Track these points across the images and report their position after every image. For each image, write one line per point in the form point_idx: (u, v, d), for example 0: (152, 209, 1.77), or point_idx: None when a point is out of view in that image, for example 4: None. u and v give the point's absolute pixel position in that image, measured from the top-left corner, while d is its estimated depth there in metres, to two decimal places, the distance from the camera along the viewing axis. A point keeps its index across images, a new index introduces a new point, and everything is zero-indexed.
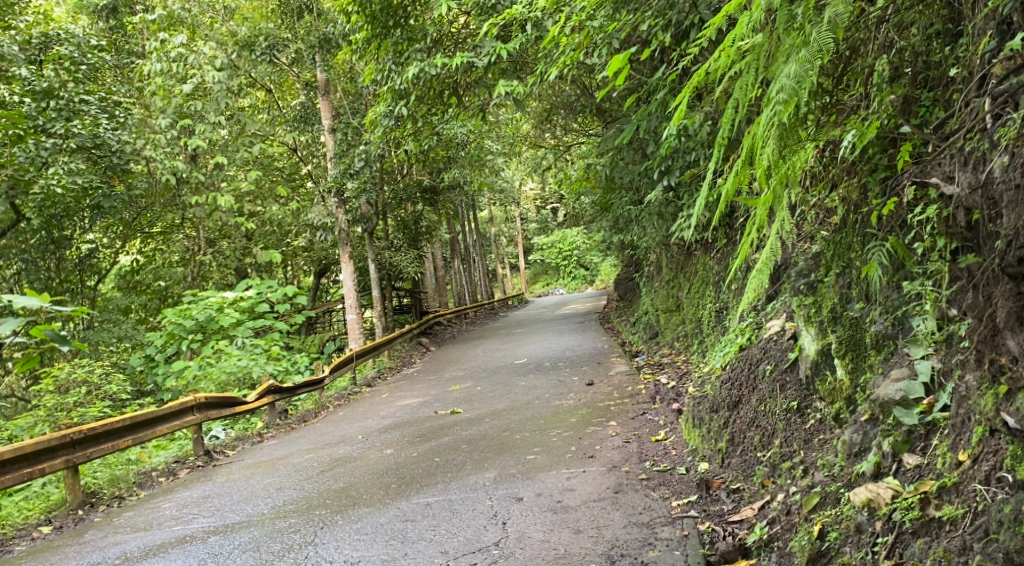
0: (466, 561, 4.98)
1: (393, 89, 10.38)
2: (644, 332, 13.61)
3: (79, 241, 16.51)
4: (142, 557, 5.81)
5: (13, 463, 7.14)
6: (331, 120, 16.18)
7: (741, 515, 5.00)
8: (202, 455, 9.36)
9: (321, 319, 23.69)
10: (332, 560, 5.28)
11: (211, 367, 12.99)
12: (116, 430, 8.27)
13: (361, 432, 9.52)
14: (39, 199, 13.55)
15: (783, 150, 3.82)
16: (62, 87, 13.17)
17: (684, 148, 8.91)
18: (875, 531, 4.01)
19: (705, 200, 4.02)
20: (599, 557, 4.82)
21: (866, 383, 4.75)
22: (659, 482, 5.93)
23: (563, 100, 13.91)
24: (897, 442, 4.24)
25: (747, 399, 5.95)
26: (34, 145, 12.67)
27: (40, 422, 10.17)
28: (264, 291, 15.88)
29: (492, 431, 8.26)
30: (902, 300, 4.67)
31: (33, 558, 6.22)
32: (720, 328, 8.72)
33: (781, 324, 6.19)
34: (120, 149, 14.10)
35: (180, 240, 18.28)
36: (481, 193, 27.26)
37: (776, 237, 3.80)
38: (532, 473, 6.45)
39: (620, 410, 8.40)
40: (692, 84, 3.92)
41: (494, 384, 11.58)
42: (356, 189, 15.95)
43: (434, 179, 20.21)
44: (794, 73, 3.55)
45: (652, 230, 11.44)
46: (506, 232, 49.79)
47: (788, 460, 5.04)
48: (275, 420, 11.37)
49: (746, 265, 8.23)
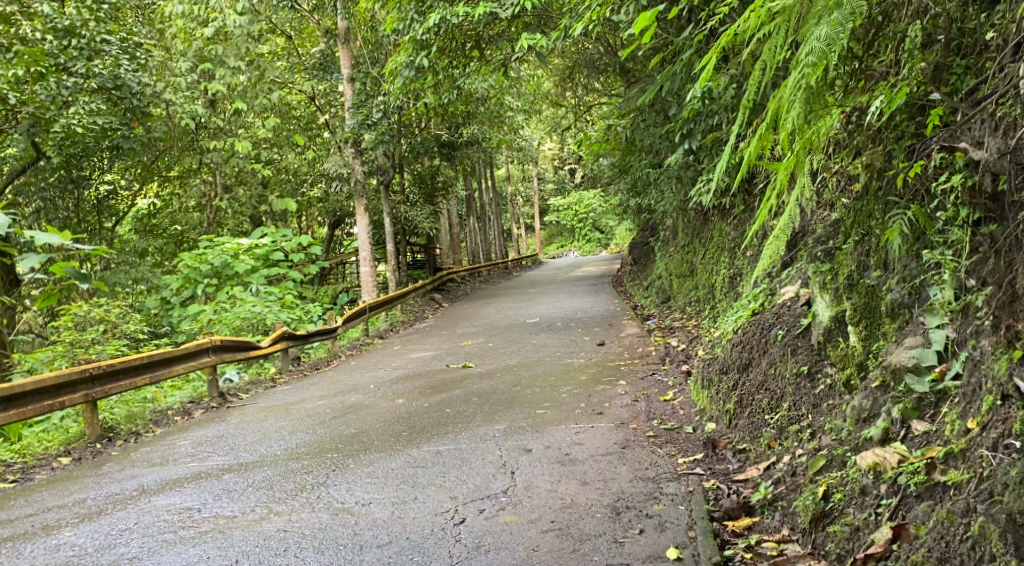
0: (474, 507, 5.08)
1: (415, 39, 10.29)
2: (657, 296, 13.64)
3: (98, 181, 16.57)
4: (158, 491, 5.94)
5: (35, 394, 7.30)
6: (350, 69, 16.10)
7: (746, 475, 5.09)
8: (216, 397, 9.52)
9: (335, 271, 23.81)
10: (343, 500, 5.39)
11: (226, 312, 13.17)
12: (134, 368, 8.43)
13: (373, 381, 9.65)
14: (59, 138, 13.57)
15: (808, 115, 3.81)
16: (84, 25, 13.06)
17: (707, 111, 8.87)
18: (879, 494, 4.06)
19: (726, 164, 3.99)
20: (605, 508, 4.91)
21: (879, 351, 4.75)
22: (665, 440, 6.01)
23: (586, 58, 13.77)
24: (906, 409, 4.27)
25: (757, 363, 5.99)
26: (55, 83, 12.73)
27: (59, 357, 10.42)
28: (280, 240, 16.00)
29: (502, 385, 8.38)
30: (920, 269, 4.66)
31: (53, 486, 6.39)
32: (733, 293, 8.76)
33: (796, 290, 6.24)
34: (142, 91, 14.10)
35: (196, 185, 18.65)
36: (499, 151, 27.08)
37: (795, 202, 3.77)
38: (541, 427, 6.54)
39: (629, 370, 8.50)
40: (718, 45, 3.89)
41: (505, 340, 11.70)
42: (373, 141, 15.89)
43: (452, 133, 19.65)
44: (824, 35, 3.51)
45: (670, 193, 11.45)
46: (522, 192, 49.70)
47: (796, 423, 5.11)
48: (288, 366, 11.54)
49: (763, 232, 8.26)
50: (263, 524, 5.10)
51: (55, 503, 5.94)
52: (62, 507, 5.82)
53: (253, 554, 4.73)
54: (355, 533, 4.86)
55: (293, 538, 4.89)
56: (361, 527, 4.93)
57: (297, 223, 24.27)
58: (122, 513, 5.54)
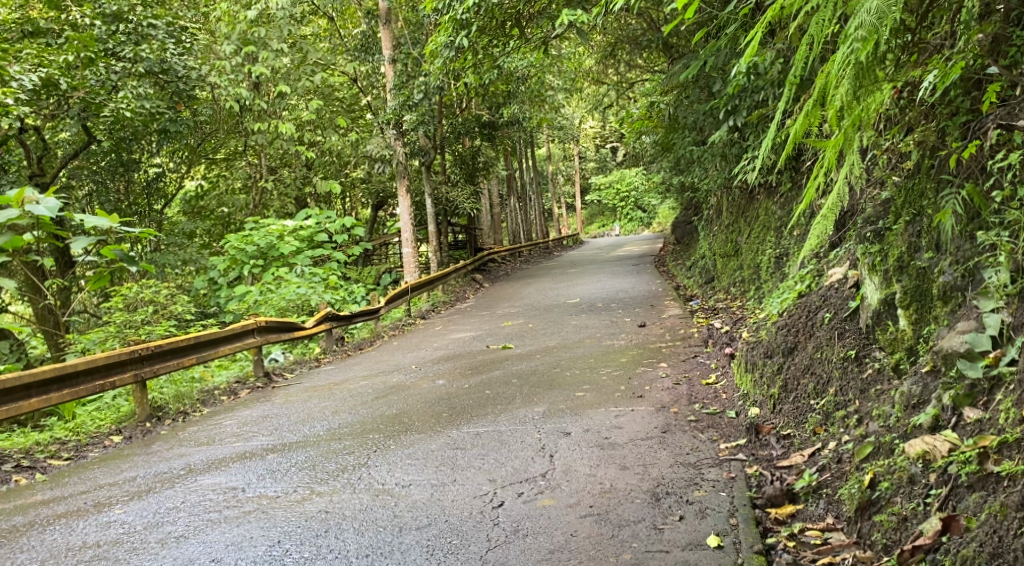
0: (513, 490, 5.05)
1: (455, 20, 10.21)
2: (700, 277, 13.47)
3: (147, 164, 16.76)
4: (205, 470, 6.02)
5: (87, 373, 7.41)
6: (392, 50, 15.99)
7: (790, 461, 4.97)
8: (261, 377, 9.62)
9: (378, 252, 23.97)
10: (383, 481, 5.40)
11: (272, 294, 13.31)
12: (180, 349, 8.54)
13: (414, 362, 9.68)
14: (109, 121, 13.60)
15: (857, 91, 3.65)
16: (131, 10, 13.34)
17: (752, 87, 8.70)
18: (928, 483, 3.94)
19: (772, 142, 3.85)
20: (644, 493, 4.85)
21: (929, 334, 4.62)
22: (707, 424, 5.93)
23: (628, 35, 13.63)
24: (958, 395, 4.13)
25: (802, 346, 5.83)
26: (104, 68, 12.90)
27: (110, 338, 10.65)
28: (324, 221, 16.22)
29: (543, 366, 8.35)
30: (974, 251, 4.49)
31: (105, 464, 6.51)
32: (778, 274, 8.61)
33: (845, 272, 6.09)
34: (187, 75, 14.29)
35: (242, 167, 18.86)
36: (540, 131, 26.98)
37: (843, 181, 3.62)
38: (581, 410, 6.49)
39: (671, 352, 8.41)
40: (764, 20, 3.74)
41: (546, 321, 11.63)
42: (413, 122, 15.89)
43: (494, 113, 19.72)
44: (876, 8, 3.36)
45: (714, 171, 11.29)
46: (564, 172, 49.50)
47: (842, 408, 4.99)
48: (332, 346, 11.61)
49: (810, 211, 8.10)
50: (306, 505, 5.13)
51: (107, 481, 6.04)
52: (113, 485, 5.92)
53: (295, 534, 4.76)
54: (395, 515, 4.86)
55: (334, 519, 4.91)
56: (400, 509, 4.93)
57: (341, 204, 24.38)
58: (170, 491, 5.62)
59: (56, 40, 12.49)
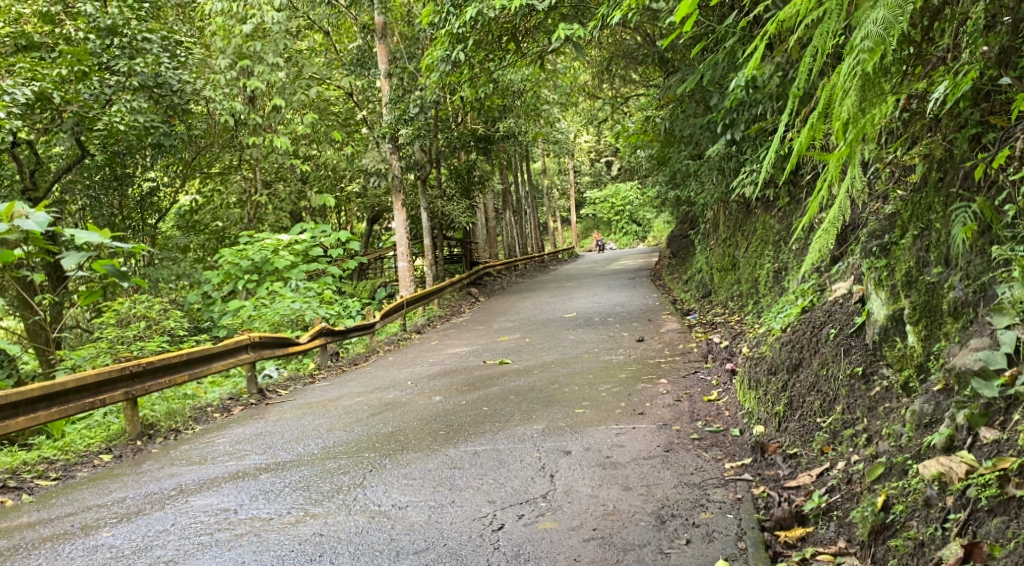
0: (513, 512, 4.92)
1: (451, 33, 9.93)
2: (697, 290, 13.36)
3: (141, 178, 16.64)
4: (196, 490, 5.87)
5: (77, 391, 7.26)
6: (387, 64, 15.86)
7: (797, 481, 4.86)
8: (255, 394, 9.47)
9: (373, 266, 23.81)
10: (380, 503, 5.26)
11: (266, 308, 13.15)
12: (173, 365, 8.39)
13: (410, 377, 9.54)
14: (102, 135, 13.48)
15: (862, 104, 3.48)
16: (125, 24, 13.05)
17: (751, 100, 8.61)
18: (946, 507, 3.85)
19: (774, 156, 3.70)
20: (649, 515, 4.73)
21: (940, 351, 4.52)
22: (711, 443, 5.82)
23: (625, 49, 13.61)
24: (973, 415, 4.02)
25: (807, 362, 5.72)
26: (98, 82, 12.80)
27: (102, 354, 10.48)
28: (318, 236, 16.05)
29: (540, 382, 8.23)
30: (987, 266, 4.40)
31: (93, 484, 6.35)
32: (778, 288, 8.51)
33: (848, 287, 5.98)
34: (182, 89, 14.04)
35: (237, 180, 18.75)
36: (535, 145, 26.90)
37: (846, 196, 3.46)
38: (581, 427, 6.36)
39: (670, 367, 8.28)
40: (764, 35, 3.61)
41: (544, 336, 11.50)
42: (408, 136, 15.52)
43: (489, 128, 19.62)
44: (881, 19, 3.27)
45: (711, 185, 11.22)
46: (559, 185, 49.41)
47: (850, 427, 4.88)
48: (326, 362, 11.46)
49: (810, 226, 7.99)
50: (299, 528, 4.99)
51: (94, 502, 5.89)
52: (101, 506, 5.77)
53: (288, 558, 4.62)
54: (391, 539, 4.72)
55: (329, 543, 4.77)
56: (397, 532, 4.80)
57: (336, 217, 24.22)
58: (160, 513, 5.48)
59: (49, 54, 12.42)
